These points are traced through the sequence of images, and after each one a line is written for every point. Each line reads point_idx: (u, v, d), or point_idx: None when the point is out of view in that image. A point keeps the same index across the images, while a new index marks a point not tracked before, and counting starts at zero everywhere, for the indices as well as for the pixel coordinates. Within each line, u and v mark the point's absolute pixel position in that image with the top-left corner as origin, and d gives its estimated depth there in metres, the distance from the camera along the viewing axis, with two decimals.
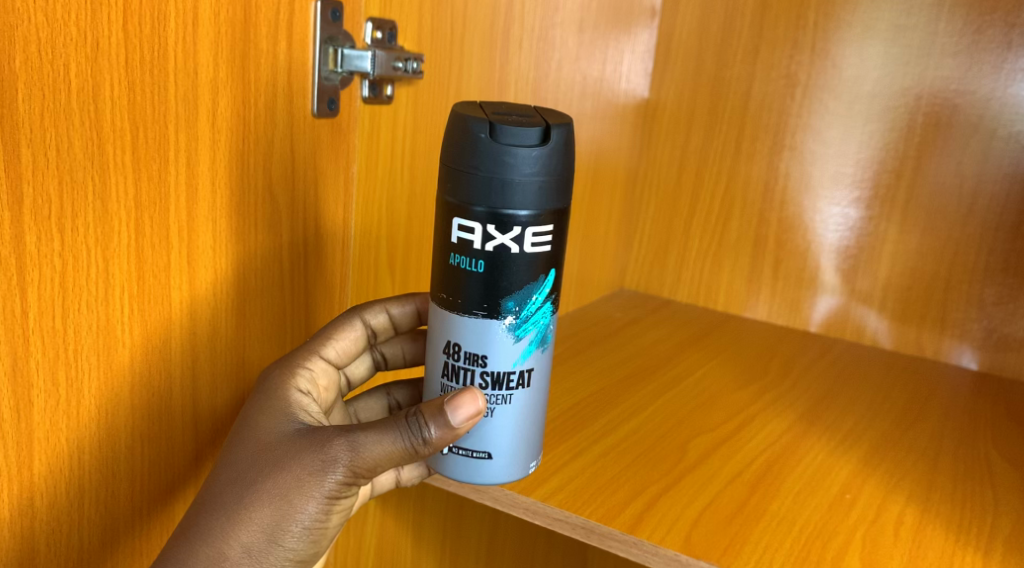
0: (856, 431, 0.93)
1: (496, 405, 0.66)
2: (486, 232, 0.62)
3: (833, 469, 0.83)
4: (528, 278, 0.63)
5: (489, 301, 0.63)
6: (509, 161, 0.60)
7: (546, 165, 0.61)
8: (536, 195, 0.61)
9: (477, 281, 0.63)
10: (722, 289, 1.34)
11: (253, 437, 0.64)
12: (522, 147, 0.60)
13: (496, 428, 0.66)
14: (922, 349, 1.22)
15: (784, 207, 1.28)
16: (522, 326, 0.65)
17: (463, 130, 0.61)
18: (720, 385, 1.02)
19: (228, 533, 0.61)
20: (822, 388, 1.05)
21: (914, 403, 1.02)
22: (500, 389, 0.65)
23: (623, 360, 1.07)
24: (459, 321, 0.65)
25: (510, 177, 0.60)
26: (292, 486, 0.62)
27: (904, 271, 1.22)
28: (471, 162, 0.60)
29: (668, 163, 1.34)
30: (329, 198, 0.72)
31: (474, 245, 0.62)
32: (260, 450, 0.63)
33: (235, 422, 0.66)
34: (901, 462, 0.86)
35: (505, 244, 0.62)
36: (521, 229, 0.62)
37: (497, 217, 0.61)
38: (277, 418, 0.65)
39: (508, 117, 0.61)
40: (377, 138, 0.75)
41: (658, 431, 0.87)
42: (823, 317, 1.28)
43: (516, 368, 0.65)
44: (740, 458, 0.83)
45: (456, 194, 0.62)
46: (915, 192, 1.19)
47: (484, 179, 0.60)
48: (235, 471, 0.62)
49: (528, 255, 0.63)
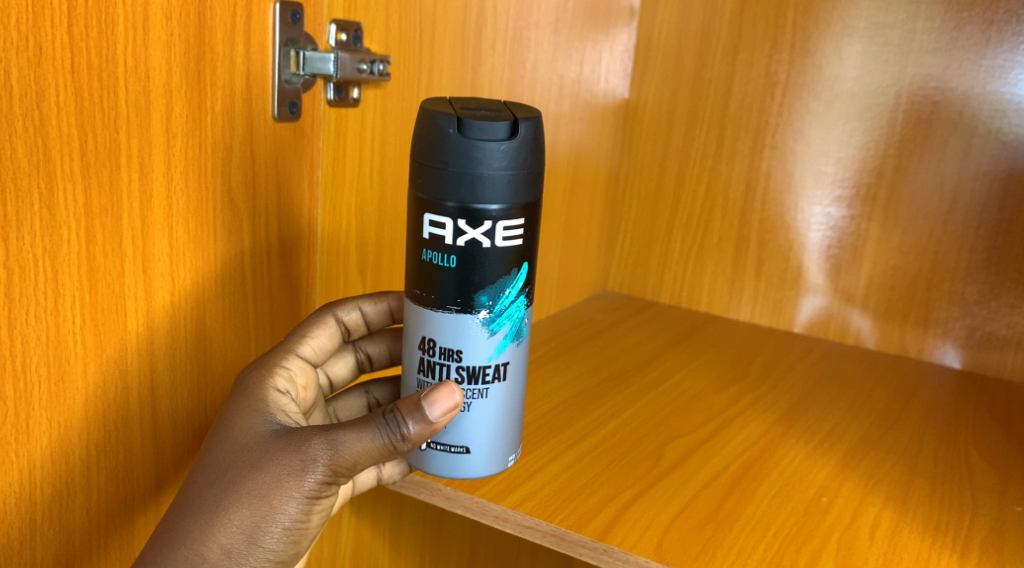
0: (835, 433, 0.92)
1: (473, 400, 0.65)
2: (459, 226, 0.61)
3: (809, 472, 0.82)
4: (500, 271, 0.62)
5: (462, 296, 0.62)
6: (476, 158, 0.59)
7: (516, 159, 0.59)
8: (505, 189, 0.60)
9: (448, 275, 0.62)
10: (705, 290, 1.33)
11: (231, 438, 0.63)
12: (491, 142, 0.59)
13: (474, 423, 0.65)
14: (905, 349, 1.22)
15: (766, 207, 1.27)
16: (496, 320, 0.64)
17: (431, 126, 0.60)
18: (698, 388, 1.01)
19: (208, 535, 0.60)
20: (802, 389, 1.04)
21: (896, 404, 1.02)
22: (476, 384, 0.65)
23: (604, 364, 1.06)
24: (433, 316, 0.64)
25: (479, 172, 0.59)
26: (272, 486, 0.61)
27: (887, 270, 1.21)
28: (441, 157, 0.59)
29: (649, 164, 1.33)
30: (293, 202, 0.71)
31: (446, 240, 0.61)
32: (238, 449, 0.62)
33: (215, 422, 0.65)
34: (879, 463, 0.85)
35: (475, 238, 0.61)
36: (492, 224, 0.60)
37: (469, 211, 0.60)
38: (253, 418, 0.64)
39: (476, 111, 0.60)
40: (343, 141, 0.74)
41: (632, 436, 0.86)
42: (807, 317, 1.27)
43: (491, 362, 0.64)
44: (717, 461, 0.82)
45: (427, 190, 0.61)
46: (896, 191, 1.18)
47: (454, 175, 0.59)
48: (213, 472, 0.62)
49: (499, 249, 0.62)
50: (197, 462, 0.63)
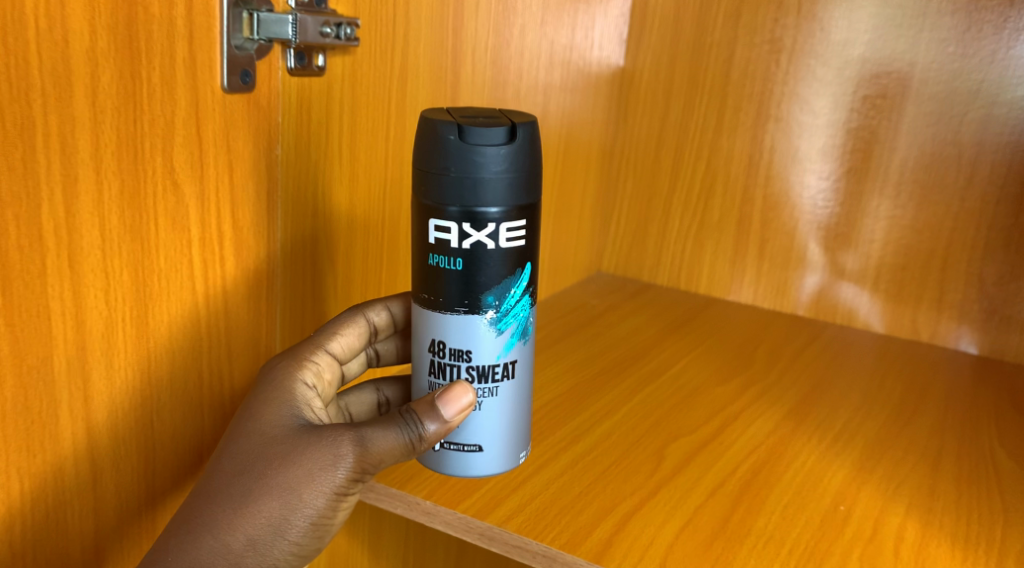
0: (849, 429, 0.85)
1: (484, 399, 0.63)
2: (464, 229, 0.59)
3: (823, 475, 0.75)
4: (505, 271, 0.61)
5: (469, 297, 0.61)
6: (477, 162, 0.57)
7: (516, 161, 0.58)
8: (508, 193, 0.58)
9: (455, 277, 0.60)
10: (705, 271, 1.25)
11: (259, 430, 0.60)
12: (493, 147, 0.57)
13: (485, 421, 0.63)
14: (918, 333, 1.14)
15: (769, 182, 1.19)
16: (504, 319, 0.62)
17: (432, 133, 0.58)
18: (700, 380, 0.94)
19: (234, 526, 0.57)
20: (812, 380, 0.97)
21: (912, 395, 0.95)
22: (484, 384, 0.63)
23: (599, 354, 0.98)
24: (440, 318, 0.62)
25: (480, 176, 0.57)
26: (303, 480, 0.58)
27: (899, 249, 1.14)
28: (443, 163, 0.57)
29: (646, 137, 1.25)
30: (248, 186, 0.63)
31: (451, 244, 0.59)
32: (267, 439, 0.60)
33: (236, 412, 0.62)
34: (898, 463, 0.78)
35: (479, 241, 0.59)
36: (497, 228, 0.59)
37: (471, 213, 0.58)
38: (281, 411, 0.61)
39: (475, 119, 0.59)
40: (306, 114, 0.66)
41: (630, 435, 0.79)
42: (814, 299, 1.19)
43: (500, 360, 0.63)
44: (723, 464, 0.75)
45: (430, 196, 0.59)
46: (910, 164, 1.11)
47: (457, 180, 0.57)
48: (240, 460, 0.59)
49: (504, 251, 0.60)
50: (221, 451, 0.60)
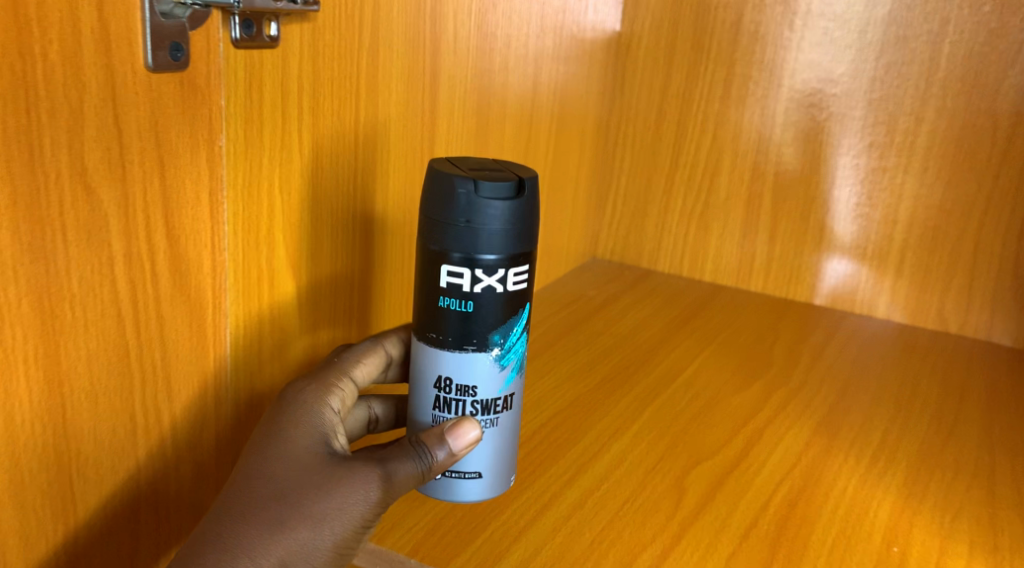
0: (887, 445, 0.75)
1: (487, 427, 0.57)
2: (483, 279, 0.53)
3: (868, 508, 0.66)
4: (515, 315, 0.55)
5: (482, 342, 0.55)
6: (498, 213, 0.51)
7: (532, 213, 0.53)
8: (519, 248, 0.53)
9: (468, 324, 0.54)
10: (710, 256, 1.15)
11: (287, 453, 0.53)
12: (509, 200, 0.52)
13: (486, 447, 0.57)
14: (945, 324, 1.05)
15: (781, 159, 1.08)
16: (507, 354, 0.56)
17: (444, 182, 0.52)
18: (716, 386, 0.84)
19: (259, 553, 0.50)
20: (838, 382, 0.87)
21: (950, 399, 0.85)
22: (489, 415, 0.57)
23: (601, 357, 0.88)
24: (450, 362, 0.55)
25: (501, 227, 0.52)
26: (337, 509, 0.51)
27: (925, 231, 1.03)
28: (462, 215, 0.51)
29: (645, 108, 1.14)
30: (186, 186, 0.52)
31: (467, 295, 0.53)
32: (303, 460, 0.53)
33: (257, 432, 0.54)
34: (950, 488, 0.69)
35: (495, 290, 0.54)
36: (509, 281, 0.54)
37: (490, 262, 0.53)
38: (316, 432, 0.54)
39: (485, 170, 0.53)
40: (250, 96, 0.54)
41: (645, 460, 0.69)
42: (829, 287, 1.10)
43: (502, 392, 0.57)
44: (752, 495, 0.65)
45: (439, 246, 0.53)
46: (939, 138, 1.00)
47: (479, 232, 0.52)
48: (274, 480, 0.51)
49: (515, 302, 0.55)
50: (247, 468, 0.52)
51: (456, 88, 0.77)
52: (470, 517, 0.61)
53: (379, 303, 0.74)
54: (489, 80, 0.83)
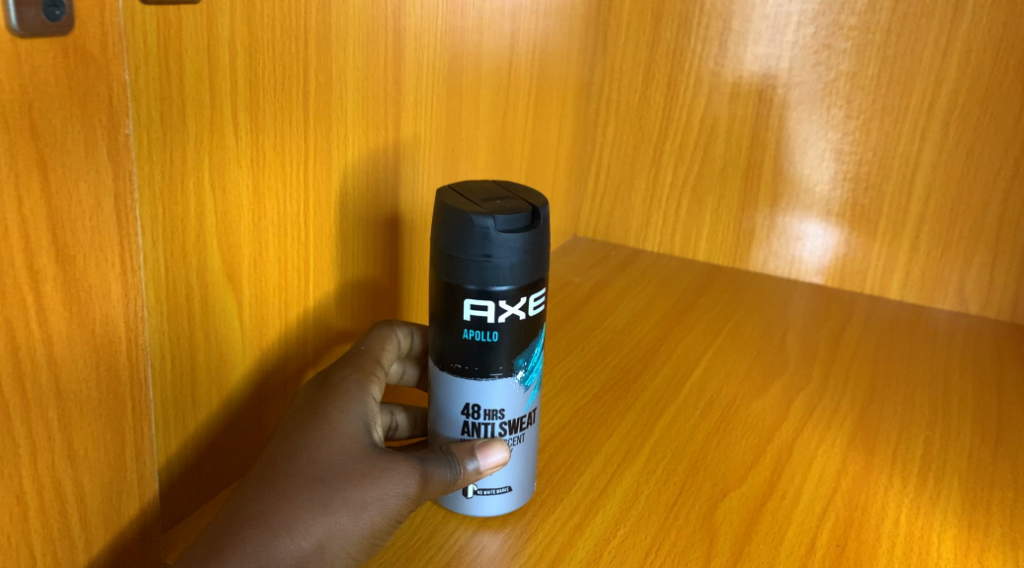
0: (933, 457, 0.66)
1: (515, 446, 0.54)
2: (506, 310, 0.51)
3: (928, 547, 0.56)
4: (535, 338, 0.53)
5: (508, 369, 0.53)
6: (519, 245, 0.49)
7: (545, 241, 0.51)
8: (537, 277, 0.51)
9: (493, 353, 0.52)
10: (704, 233, 1.05)
11: (331, 434, 0.50)
12: (527, 232, 0.50)
13: (517, 461, 0.55)
14: (965, 304, 0.96)
15: (783, 124, 0.97)
16: (531, 374, 0.54)
17: (459, 218, 0.49)
18: (730, 388, 0.74)
19: (299, 533, 0.47)
20: (864, 378, 0.77)
21: (989, 395, 0.76)
22: (517, 435, 0.54)
23: (598, 359, 0.77)
24: (476, 391, 0.53)
25: (521, 257, 0.50)
26: (375, 497, 0.48)
27: (943, 202, 0.93)
28: (482, 251, 0.49)
29: (630, 69, 1.02)
30: (82, 186, 0.40)
31: (492, 326, 0.51)
32: (349, 443, 0.50)
33: (299, 414, 0.52)
34: (1014, 513, 0.60)
35: (519, 319, 0.52)
36: (530, 307, 0.52)
37: (512, 293, 0.50)
38: (363, 416, 0.52)
39: (496, 200, 0.51)
40: (157, 65, 0.44)
41: (664, 493, 0.58)
42: (836, 265, 1.00)
43: (528, 411, 0.55)
44: (795, 534, 0.55)
45: (456, 282, 0.50)
46: (960, 99, 0.90)
47: (500, 266, 0.49)
48: (320, 460, 0.49)
49: (535, 326, 0.53)
50: (290, 445, 0.50)
51: (425, 48, 0.64)
52: None
53: (342, 312, 0.62)
54: (462, 39, 0.70)
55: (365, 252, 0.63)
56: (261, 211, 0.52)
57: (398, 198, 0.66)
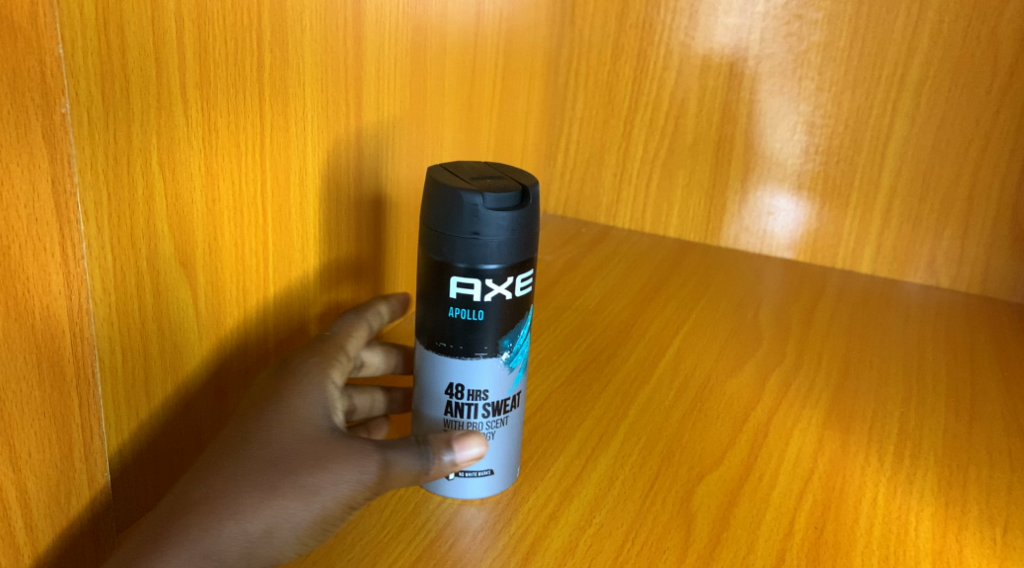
0: (908, 434, 0.65)
1: (499, 428, 0.53)
2: (493, 289, 0.50)
3: (907, 526, 0.55)
4: (522, 319, 0.52)
5: (494, 349, 0.52)
6: (507, 224, 0.48)
7: (535, 221, 0.50)
8: (526, 257, 0.50)
9: (479, 332, 0.51)
10: (676, 208, 1.03)
11: (287, 417, 0.48)
12: (517, 211, 0.48)
13: (499, 443, 0.54)
14: (936, 277, 0.95)
15: (755, 96, 0.96)
16: (517, 355, 0.53)
17: (448, 196, 0.48)
18: (705, 366, 0.73)
19: (244, 518, 0.45)
20: (838, 354, 0.76)
21: (962, 368, 0.76)
22: (500, 417, 0.53)
23: (570, 341, 0.76)
24: (460, 371, 0.52)
25: (510, 237, 0.49)
26: (327, 482, 0.46)
27: (915, 175, 0.93)
28: (471, 228, 0.48)
29: (598, 42, 1.00)
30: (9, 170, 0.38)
31: (477, 305, 0.50)
32: (305, 426, 0.48)
33: (258, 398, 0.50)
34: (991, 490, 0.59)
35: (506, 299, 0.50)
36: (519, 288, 0.51)
37: (500, 272, 0.49)
38: (322, 399, 0.50)
39: (487, 178, 0.50)
40: (97, 40, 0.41)
41: (639, 478, 0.57)
42: (807, 239, 0.99)
43: (513, 393, 0.54)
44: (774, 517, 0.54)
45: (445, 260, 0.49)
46: (932, 70, 0.89)
47: (488, 244, 0.48)
48: (272, 443, 0.47)
49: (523, 306, 0.52)
50: (242, 431, 0.48)
51: (385, 21, 0.62)
52: None
53: (304, 297, 0.60)
54: (425, 11, 0.67)
55: (327, 235, 0.61)
56: (215, 194, 0.50)
57: (361, 178, 0.63)
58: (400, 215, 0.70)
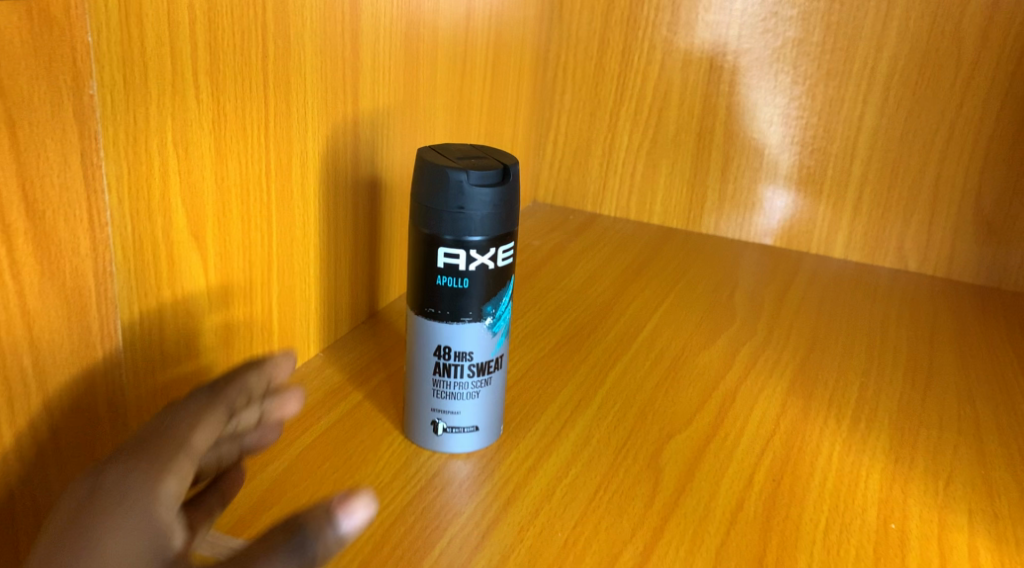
0: (866, 402, 0.70)
1: (483, 387, 0.58)
2: (477, 259, 0.55)
3: (857, 479, 0.60)
4: (505, 287, 0.57)
5: (479, 314, 0.56)
6: (490, 199, 0.53)
7: (515, 196, 0.55)
8: (507, 230, 0.55)
9: (464, 299, 0.56)
10: (659, 197, 1.08)
11: (111, 552, 0.38)
12: (498, 188, 0.53)
13: (484, 401, 0.59)
14: (904, 261, 1.00)
15: (734, 90, 1.01)
16: (500, 321, 0.58)
17: (435, 174, 0.53)
18: (679, 341, 0.78)
19: None
20: (805, 330, 0.81)
21: (922, 343, 0.80)
22: (485, 377, 0.58)
23: (555, 317, 0.80)
24: (448, 334, 0.57)
25: (493, 211, 0.53)
26: None
27: (884, 164, 0.97)
28: (457, 202, 0.53)
29: (586, 37, 1.04)
30: (45, 143, 0.42)
31: (463, 274, 0.55)
32: (138, 551, 0.38)
33: (72, 525, 0.39)
34: (938, 449, 0.64)
35: (489, 268, 0.55)
36: (502, 258, 0.55)
37: (484, 243, 0.54)
38: (150, 519, 0.39)
39: (472, 158, 0.55)
40: (120, 29, 0.45)
41: (613, 437, 0.62)
42: (784, 226, 1.04)
43: (496, 355, 0.59)
44: (736, 471, 0.59)
45: (433, 232, 0.54)
46: (899, 65, 0.94)
47: (473, 218, 0.53)
48: None
49: (505, 276, 0.56)
50: (73, 519, 0.39)
51: (380, 15, 0.66)
52: (424, 518, 0.53)
53: (304, 271, 0.65)
54: (418, 8, 0.72)
55: (325, 213, 0.65)
56: (224, 172, 0.55)
57: (357, 162, 0.68)
58: (394, 198, 0.75)
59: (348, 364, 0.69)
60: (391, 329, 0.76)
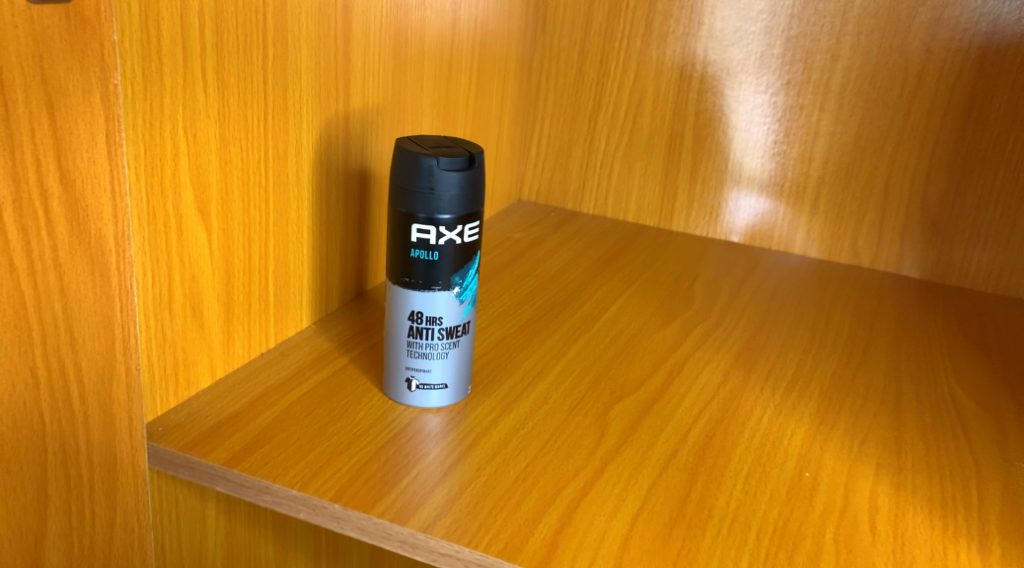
0: (801, 375, 0.77)
1: (451, 349, 0.66)
2: (446, 235, 0.63)
3: (782, 436, 0.67)
4: (471, 261, 0.65)
5: (447, 284, 0.64)
6: (457, 182, 0.61)
7: (480, 180, 0.63)
8: (472, 210, 0.63)
9: (435, 269, 0.64)
10: (634, 196, 1.16)
11: None
12: (464, 172, 0.61)
13: (452, 361, 0.67)
14: (858, 258, 1.08)
15: (702, 97, 1.09)
16: (467, 290, 0.66)
17: (410, 160, 0.61)
18: (639, 321, 0.85)
19: None
20: (755, 314, 0.89)
21: (862, 328, 0.88)
22: (453, 339, 0.66)
23: (527, 299, 0.88)
24: (420, 301, 0.65)
25: (459, 192, 0.61)
26: None
27: (839, 167, 1.05)
28: (427, 184, 0.61)
29: (568, 48, 1.13)
30: (76, 122, 0.50)
31: (434, 247, 0.63)
32: None
33: None
34: (859, 415, 0.71)
35: (456, 243, 0.63)
36: (468, 235, 0.63)
37: (451, 221, 0.62)
38: None
39: (442, 147, 0.63)
40: (141, 31, 0.54)
41: (567, 398, 0.70)
42: (748, 224, 1.12)
43: (463, 321, 0.66)
44: (674, 427, 0.67)
45: (408, 211, 0.62)
46: (852, 76, 1.02)
47: (442, 198, 0.61)
48: None
49: (471, 251, 0.64)
50: None
51: (370, 24, 0.75)
52: (394, 457, 0.61)
53: (298, 248, 0.73)
54: (406, 17, 0.81)
55: (318, 198, 0.73)
56: (227, 156, 0.63)
57: (348, 153, 0.76)
58: (381, 188, 0.83)
59: (336, 334, 0.77)
60: (377, 306, 0.84)
